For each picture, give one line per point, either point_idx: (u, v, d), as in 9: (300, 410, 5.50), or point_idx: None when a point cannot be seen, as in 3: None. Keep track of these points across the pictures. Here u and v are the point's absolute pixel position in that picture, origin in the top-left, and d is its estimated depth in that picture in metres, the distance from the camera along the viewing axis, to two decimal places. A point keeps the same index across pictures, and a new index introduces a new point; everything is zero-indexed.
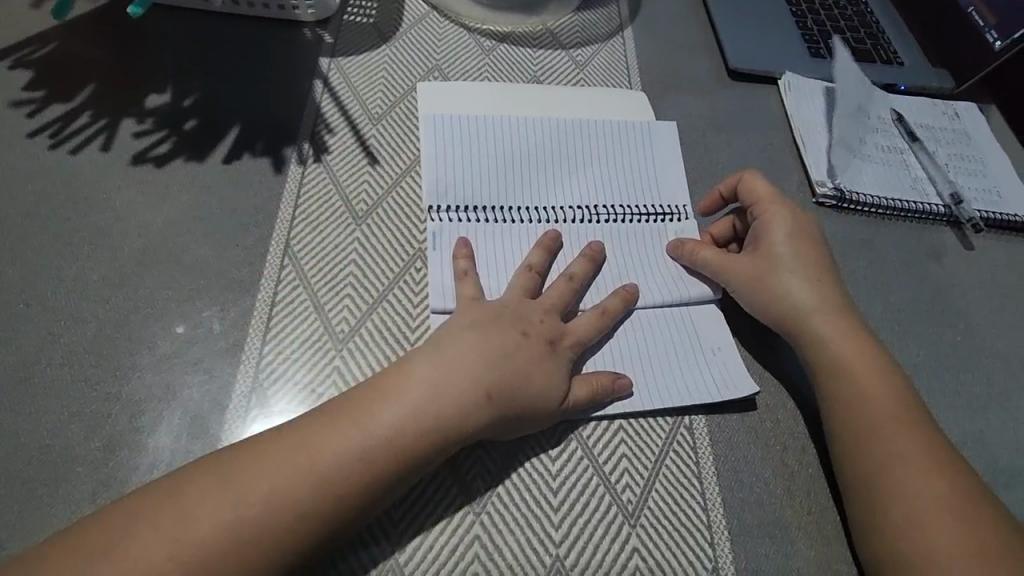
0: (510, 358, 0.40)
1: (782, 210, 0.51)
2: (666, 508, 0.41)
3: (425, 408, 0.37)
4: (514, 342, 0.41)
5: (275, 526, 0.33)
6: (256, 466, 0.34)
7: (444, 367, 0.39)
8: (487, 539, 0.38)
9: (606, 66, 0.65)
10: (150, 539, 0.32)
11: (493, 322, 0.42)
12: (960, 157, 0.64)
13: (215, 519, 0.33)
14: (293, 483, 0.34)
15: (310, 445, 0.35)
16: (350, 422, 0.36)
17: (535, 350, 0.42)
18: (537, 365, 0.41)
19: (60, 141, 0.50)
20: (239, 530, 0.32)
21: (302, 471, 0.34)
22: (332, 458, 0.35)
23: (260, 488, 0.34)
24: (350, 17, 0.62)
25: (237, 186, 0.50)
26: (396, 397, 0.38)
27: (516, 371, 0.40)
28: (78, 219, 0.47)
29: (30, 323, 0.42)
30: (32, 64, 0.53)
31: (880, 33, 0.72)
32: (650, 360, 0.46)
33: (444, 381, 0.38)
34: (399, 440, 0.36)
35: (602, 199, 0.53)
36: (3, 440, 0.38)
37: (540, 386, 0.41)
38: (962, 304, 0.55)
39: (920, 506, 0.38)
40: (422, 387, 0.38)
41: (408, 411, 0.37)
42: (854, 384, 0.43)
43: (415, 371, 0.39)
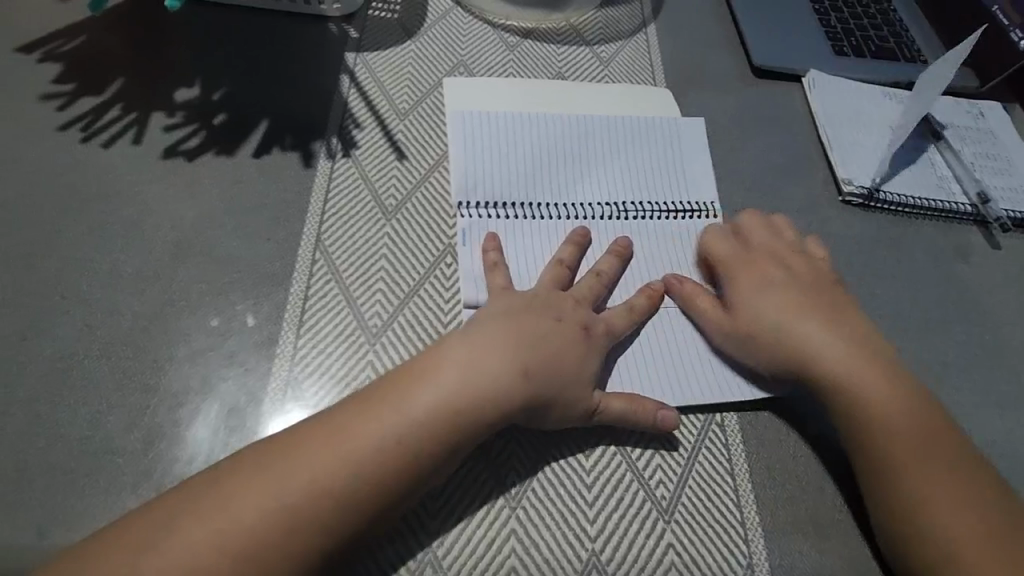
0: (541, 343, 0.40)
1: (743, 262, 0.49)
2: (699, 504, 0.41)
3: (455, 394, 0.37)
4: (544, 326, 0.41)
5: (318, 516, 0.33)
6: (295, 456, 0.35)
7: (473, 352, 0.39)
8: (523, 533, 0.38)
9: (630, 63, 0.65)
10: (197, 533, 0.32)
11: (524, 309, 0.42)
12: (986, 156, 0.64)
13: (259, 509, 0.33)
14: (330, 474, 0.34)
15: (342, 435, 0.35)
16: (380, 410, 0.36)
17: (565, 334, 0.42)
18: (569, 350, 0.41)
19: (91, 134, 0.50)
20: (283, 521, 0.33)
21: (340, 461, 0.34)
22: (370, 447, 0.35)
23: (294, 479, 0.34)
24: (375, 12, 0.62)
25: (268, 180, 0.50)
26: (424, 384, 0.37)
27: (548, 356, 0.40)
28: (111, 212, 0.47)
29: (66, 315, 0.42)
30: (62, 57, 0.53)
31: (903, 32, 0.72)
32: (685, 357, 0.46)
33: (474, 367, 0.38)
34: (430, 426, 0.36)
35: (631, 195, 0.53)
36: (43, 431, 0.38)
37: (573, 370, 0.41)
38: (989, 303, 0.55)
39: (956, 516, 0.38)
40: (451, 374, 0.38)
41: (443, 399, 0.37)
42: (880, 391, 0.42)
43: (444, 358, 0.39)
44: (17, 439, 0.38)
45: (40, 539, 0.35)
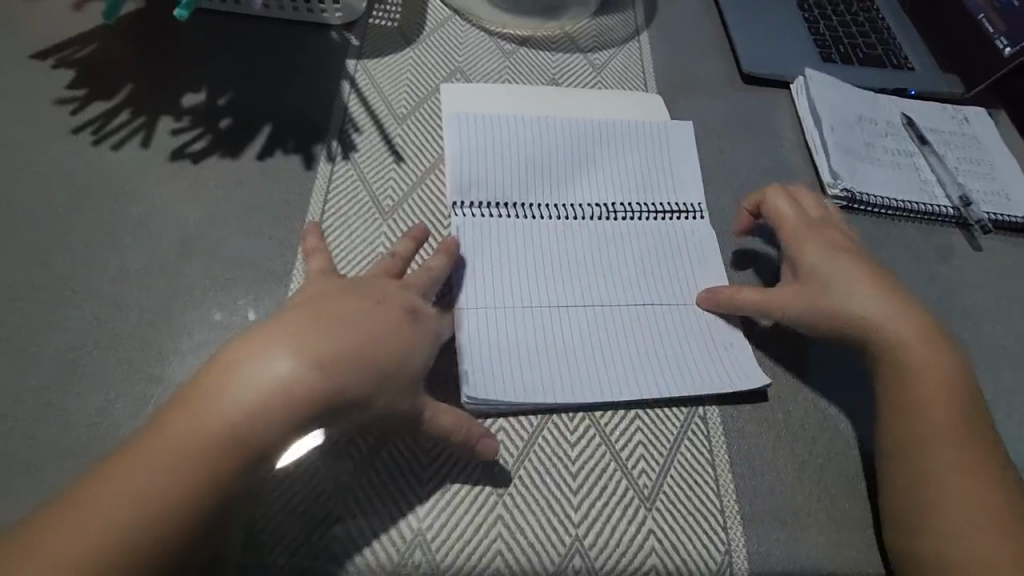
0: (360, 321, 0.39)
1: (803, 231, 0.52)
2: (680, 492, 0.43)
3: (268, 376, 0.35)
4: (365, 307, 0.40)
5: (177, 492, 0.33)
6: (152, 442, 0.34)
7: (288, 332, 0.37)
8: (510, 518, 0.40)
9: (623, 69, 0.67)
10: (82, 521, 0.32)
11: (346, 292, 0.42)
12: (970, 160, 0.65)
13: (128, 496, 0.33)
14: (162, 474, 0.33)
15: (166, 435, 0.34)
16: (199, 402, 0.35)
17: (389, 315, 0.41)
18: (395, 327, 0.40)
19: (102, 137, 0.52)
20: (147, 504, 0.33)
21: (172, 459, 0.33)
22: (204, 435, 0.34)
23: (128, 488, 0.33)
24: (375, 20, 0.64)
25: (270, 181, 0.52)
26: (238, 370, 0.36)
27: (365, 332, 0.39)
28: (120, 211, 0.49)
29: (78, 309, 0.44)
30: (75, 64, 0.55)
31: (891, 40, 0.74)
32: (661, 353, 0.48)
33: (293, 344, 0.37)
34: (247, 411, 0.35)
35: (620, 197, 0.55)
36: (55, 418, 0.40)
37: (399, 347, 0.40)
38: (969, 303, 0.57)
39: (970, 505, 0.40)
40: (259, 356, 0.36)
41: (261, 382, 0.35)
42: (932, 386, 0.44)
43: (257, 340, 0.37)
44: (29, 425, 0.40)
45: None
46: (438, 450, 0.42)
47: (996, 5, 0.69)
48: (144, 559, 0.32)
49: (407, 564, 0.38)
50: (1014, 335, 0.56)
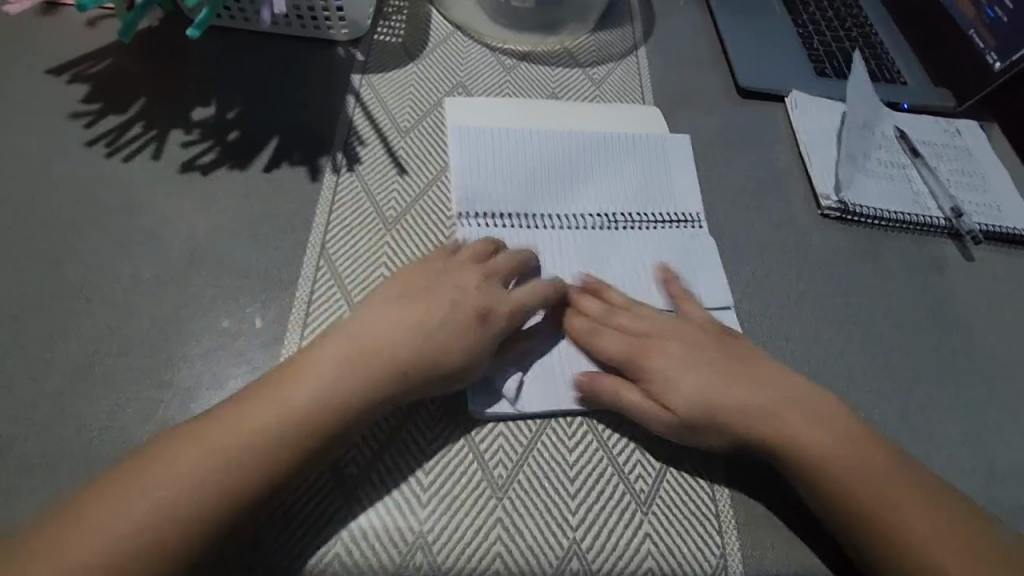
0: (428, 335, 0.41)
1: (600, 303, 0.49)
2: (676, 497, 0.43)
3: (333, 383, 0.39)
4: (437, 315, 0.42)
5: (225, 480, 0.35)
6: (201, 433, 0.36)
7: (355, 343, 0.40)
8: (509, 522, 0.41)
9: (621, 83, 0.68)
10: (128, 501, 0.34)
11: (417, 293, 0.44)
12: (962, 172, 0.67)
13: (174, 481, 0.34)
14: (196, 472, 0.35)
15: (221, 430, 0.36)
16: (266, 401, 0.38)
17: (456, 325, 0.42)
18: (460, 339, 0.42)
19: (115, 150, 0.54)
20: (194, 490, 0.34)
21: (206, 457, 0.35)
22: (253, 431, 0.36)
23: (159, 482, 0.34)
24: (379, 36, 0.66)
25: (277, 193, 0.54)
26: (303, 376, 0.39)
27: (433, 347, 0.41)
28: (132, 221, 0.50)
29: (90, 316, 0.45)
30: (90, 79, 0.57)
31: (883, 55, 0.76)
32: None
33: (358, 353, 0.40)
34: (310, 416, 0.38)
35: (619, 207, 0.56)
36: (67, 422, 0.41)
37: (460, 356, 0.42)
38: (961, 312, 0.58)
39: (926, 520, 0.39)
40: (327, 365, 0.39)
41: (322, 389, 0.38)
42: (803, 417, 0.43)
43: (325, 349, 0.40)
44: (42, 429, 0.41)
45: None
46: (439, 454, 0.43)
47: (985, 20, 0.70)
48: (192, 537, 0.34)
49: (408, 566, 0.39)
50: (1005, 345, 0.57)
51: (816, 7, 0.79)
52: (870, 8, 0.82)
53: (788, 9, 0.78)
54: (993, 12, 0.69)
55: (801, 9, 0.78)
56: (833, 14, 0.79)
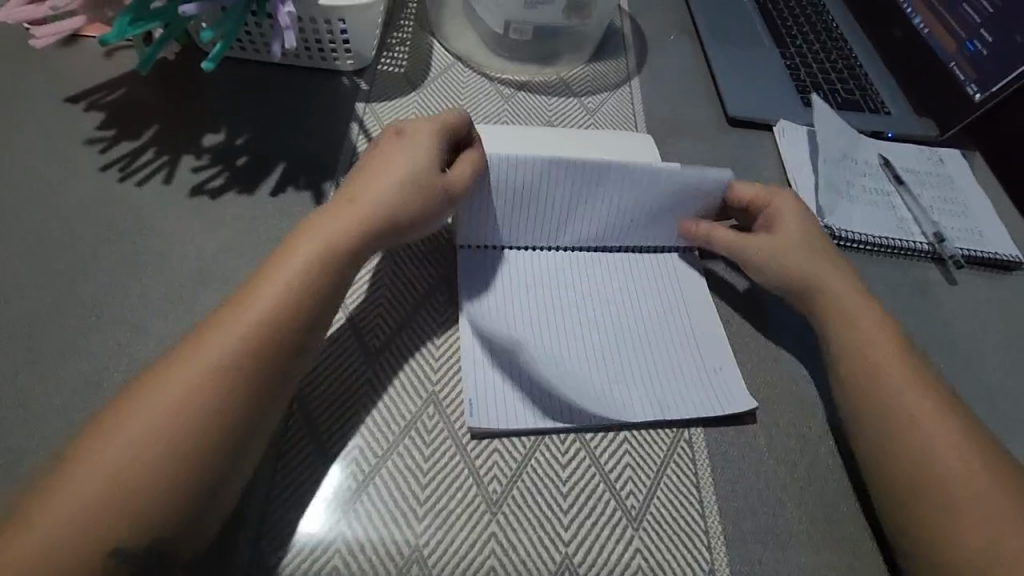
0: (393, 201, 0.47)
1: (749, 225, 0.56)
2: (666, 513, 0.45)
3: (287, 300, 0.40)
4: (397, 190, 0.47)
5: (191, 429, 0.35)
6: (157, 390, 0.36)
7: (309, 259, 0.42)
8: (503, 536, 0.42)
9: (615, 112, 0.71)
10: (91, 476, 0.33)
11: (376, 175, 0.48)
12: (944, 199, 0.69)
13: (136, 439, 0.34)
14: (162, 423, 0.35)
15: (176, 374, 0.36)
16: (213, 338, 0.38)
17: (418, 192, 0.48)
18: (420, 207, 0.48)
19: (128, 174, 0.56)
20: (160, 446, 0.34)
21: (170, 408, 0.35)
22: (214, 363, 0.37)
23: (123, 441, 0.34)
24: (383, 67, 0.69)
25: (283, 215, 0.56)
26: (256, 299, 0.40)
27: (396, 210, 0.47)
28: (142, 242, 0.52)
29: (101, 334, 0.47)
30: (105, 107, 0.60)
31: (868, 87, 0.79)
32: (651, 378, 0.50)
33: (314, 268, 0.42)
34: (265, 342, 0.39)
35: (611, 235, 0.58)
36: (76, 436, 0.43)
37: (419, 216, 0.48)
38: (946, 335, 0.60)
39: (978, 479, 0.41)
40: (281, 284, 0.41)
41: (278, 304, 0.40)
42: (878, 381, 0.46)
43: (277, 274, 0.41)
44: (52, 442, 0.42)
45: None
46: (436, 469, 0.44)
47: (965, 53, 0.72)
48: (169, 489, 0.33)
49: None
50: (989, 367, 0.58)
51: (802, 41, 0.83)
52: (855, 42, 0.85)
53: (775, 43, 0.81)
54: (973, 46, 0.71)
55: (789, 43, 0.82)
56: (819, 48, 0.82)
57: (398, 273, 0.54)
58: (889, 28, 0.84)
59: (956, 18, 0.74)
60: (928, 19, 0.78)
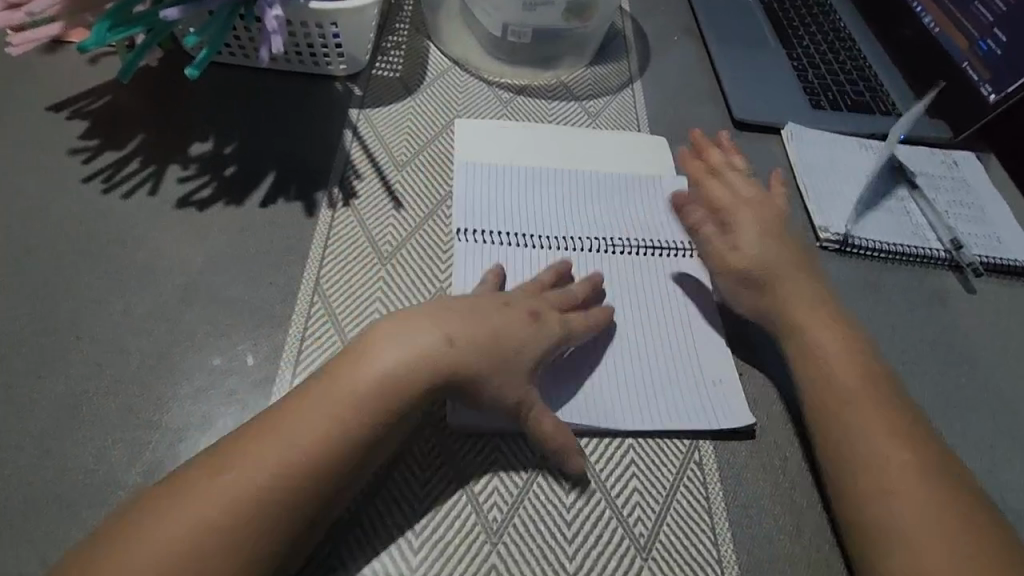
0: (503, 319, 0.43)
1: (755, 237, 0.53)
2: (677, 542, 0.42)
3: (375, 393, 0.38)
4: (501, 310, 0.44)
5: (298, 488, 0.35)
6: (248, 448, 0.36)
7: (403, 343, 0.40)
8: (503, 567, 0.40)
9: (617, 116, 0.69)
10: (169, 522, 0.33)
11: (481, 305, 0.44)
12: (960, 204, 0.67)
13: (233, 485, 0.34)
14: (223, 503, 0.34)
15: (240, 458, 0.35)
16: (280, 427, 0.37)
17: (522, 317, 0.45)
18: (528, 325, 0.44)
19: (111, 186, 0.54)
20: (265, 491, 0.35)
21: (231, 492, 0.34)
22: (284, 452, 0.36)
23: (182, 520, 0.33)
24: (377, 71, 0.67)
25: (273, 226, 0.54)
26: (338, 391, 0.38)
27: (506, 329, 0.43)
28: (125, 256, 0.50)
29: (80, 354, 0.45)
30: (89, 115, 0.58)
31: (878, 87, 0.76)
32: (661, 379, 0.49)
33: (406, 359, 0.39)
34: (342, 431, 0.37)
35: (613, 230, 0.57)
36: (51, 464, 0.40)
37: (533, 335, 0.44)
38: (966, 346, 0.57)
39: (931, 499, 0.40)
40: (369, 381, 0.38)
41: (360, 397, 0.38)
42: (836, 385, 0.45)
43: (364, 364, 0.39)
44: (27, 471, 0.40)
45: (41, 568, 0.37)
46: (432, 496, 0.42)
47: (977, 53, 0.70)
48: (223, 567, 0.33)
49: None
50: (1012, 379, 0.56)
51: (809, 41, 0.80)
52: (862, 41, 0.83)
53: (782, 44, 0.79)
54: (986, 45, 0.69)
55: (795, 43, 0.79)
56: (826, 48, 0.80)
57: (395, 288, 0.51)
58: (898, 28, 0.81)
59: (968, 17, 0.72)
60: (938, 17, 0.76)
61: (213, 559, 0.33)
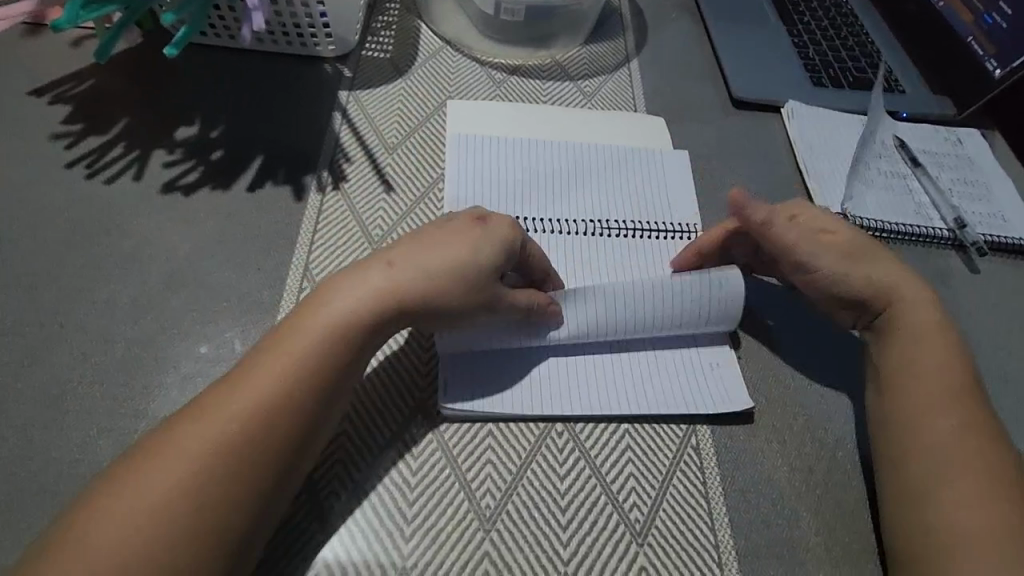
0: (432, 244, 0.42)
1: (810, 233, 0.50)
2: (673, 527, 0.42)
3: (318, 346, 0.37)
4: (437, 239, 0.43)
5: (255, 453, 0.34)
6: (196, 420, 0.35)
7: (346, 292, 0.39)
8: (497, 555, 0.39)
9: (613, 96, 0.67)
10: (129, 498, 0.32)
11: (417, 234, 0.43)
12: (964, 182, 0.65)
13: (189, 457, 0.33)
14: (181, 479, 0.32)
15: (192, 430, 0.34)
16: (228, 394, 0.36)
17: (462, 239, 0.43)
18: (466, 239, 0.43)
19: (95, 171, 0.53)
20: (224, 460, 0.33)
21: (188, 467, 0.33)
22: (237, 415, 0.35)
23: (137, 500, 0.32)
24: (367, 52, 0.65)
25: (260, 211, 0.52)
26: (284, 349, 0.37)
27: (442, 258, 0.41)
28: (110, 244, 0.49)
29: (64, 343, 0.44)
30: (71, 100, 0.56)
31: (880, 63, 0.75)
32: (660, 370, 0.48)
33: (349, 309, 0.39)
34: (291, 389, 0.36)
35: (609, 212, 0.56)
36: (35, 455, 0.40)
37: (470, 253, 0.42)
38: (970, 327, 0.56)
39: (981, 479, 0.39)
40: (313, 336, 0.38)
41: (304, 352, 0.37)
42: (918, 360, 0.45)
43: (305, 322, 0.38)
44: (11, 462, 0.39)
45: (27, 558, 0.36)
46: (424, 484, 0.41)
47: (983, 26, 0.68)
48: (191, 545, 0.31)
49: None
50: (1016, 360, 0.55)
51: (811, 17, 0.78)
52: (866, 16, 0.81)
53: (783, 20, 0.77)
54: (991, 18, 0.67)
55: (796, 20, 0.77)
56: (828, 24, 0.78)
57: None
58: (903, 3, 0.79)
59: None
60: None
61: (182, 534, 0.31)
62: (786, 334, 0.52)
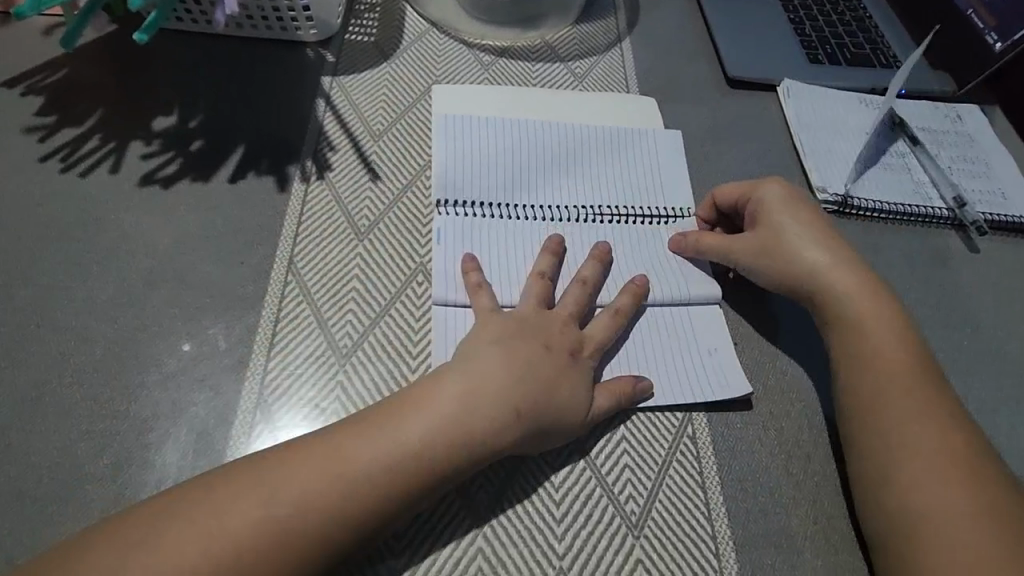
0: (535, 369, 0.40)
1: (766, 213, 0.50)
2: (670, 518, 0.41)
3: (418, 441, 0.36)
4: (536, 353, 0.41)
5: (329, 526, 0.33)
6: (278, 466, 0.35)
7: (458, 390, 0.38)
8: (490, 550, 0.38)
9: (604, 77, 0.65)
10: (193, 525, 0.32)
11: (517, 335, 0.42)
12: (964, 159, 0.64)
13: (264, 503, 0.33)
14: (250, 525, 0.33)
15: (272, 479, 0.34)
16: (313, 455, 0.35)
17: (557, 361, 0.41)
18: (564, 379, 0.41)
19: (70, 165, 0.51)
20: (294, 519, 0.33)
21: (262, 516, 0.33)
22: (321, 480, 0.34)
23: (200, 528, 0.32)
24: (350, 36, 0.63)
25: (241, 203, 0.51)
26: (384, 432, 0.36)
27: (544, 385, 0.40)
28: (87, 240, 0.48)
29: (41, 344, 0.43)
30: (43, 91, 0.54)
31: (879, 38, 0.72)
32: (654, 358, 0.47)
33: (455, 416, 0.37)
34: (382, 481, 0.35)
35: (602, 198, 0.54)
36: (14, 460, 0.39)
37: (564, 399, 0.41)
38: (970, 308, 0.55)
39: (936, 465, 0.39)
40: (414, 430, 0.37)
41: (403, 443, 0.36)
42: (873, 345, 0.44)
43: (410, 414, 0.37)
44: None
45: (8, 565, 0.36)
46: None
47: None
48: None
49: None
50: (1017, 341, 0.54)
51: None
52: None
53: None
54: None
55: None
56: None
57: (374, 265, 0.49)
58: None
59: None
60: None
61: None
62: (785, 319, 0.51)
